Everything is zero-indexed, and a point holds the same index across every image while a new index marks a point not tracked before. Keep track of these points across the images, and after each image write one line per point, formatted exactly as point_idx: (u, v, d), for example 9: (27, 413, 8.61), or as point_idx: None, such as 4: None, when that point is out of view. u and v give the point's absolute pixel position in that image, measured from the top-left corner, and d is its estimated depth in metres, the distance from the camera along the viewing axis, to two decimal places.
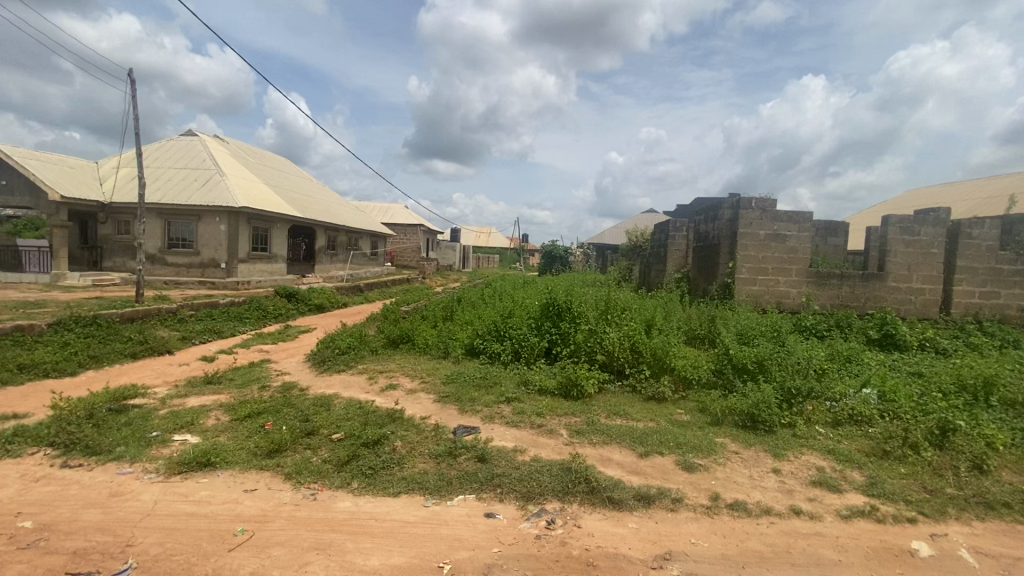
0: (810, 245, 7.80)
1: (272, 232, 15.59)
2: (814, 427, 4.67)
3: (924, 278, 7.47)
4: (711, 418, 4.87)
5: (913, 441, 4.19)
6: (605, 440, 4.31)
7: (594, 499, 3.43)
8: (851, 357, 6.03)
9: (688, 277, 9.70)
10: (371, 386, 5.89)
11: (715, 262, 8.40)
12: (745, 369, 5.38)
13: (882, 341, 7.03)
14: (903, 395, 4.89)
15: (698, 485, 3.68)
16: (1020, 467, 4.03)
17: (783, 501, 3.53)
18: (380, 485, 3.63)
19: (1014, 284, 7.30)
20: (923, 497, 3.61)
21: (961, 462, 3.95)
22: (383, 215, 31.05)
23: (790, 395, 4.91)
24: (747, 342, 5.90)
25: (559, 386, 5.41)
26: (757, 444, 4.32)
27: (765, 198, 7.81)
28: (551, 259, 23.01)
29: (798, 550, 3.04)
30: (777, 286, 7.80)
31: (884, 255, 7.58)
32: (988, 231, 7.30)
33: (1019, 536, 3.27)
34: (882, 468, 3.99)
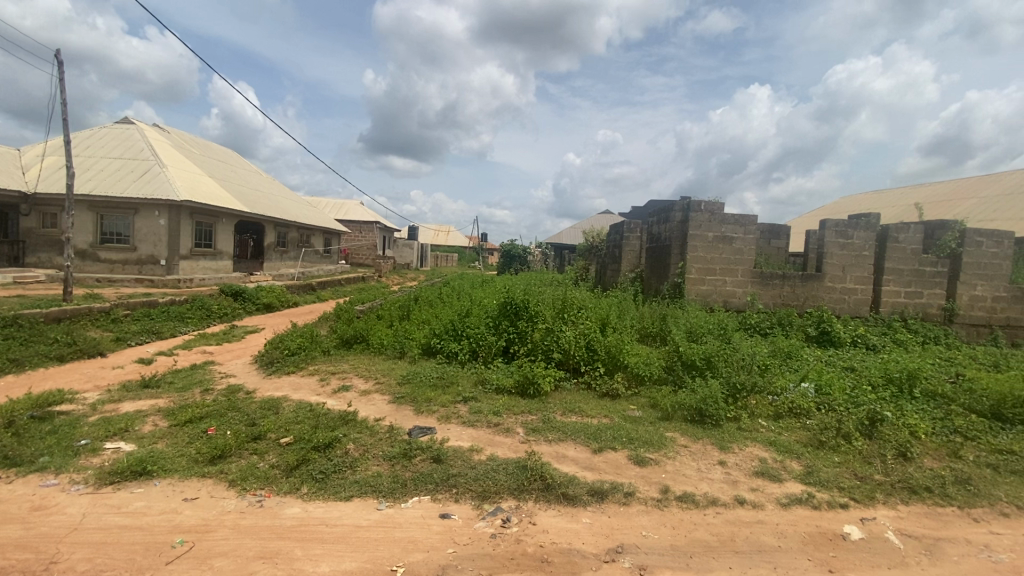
0: (754, 247, 8.17)
1: (217, 228, 14.86)
2: (758, 420, 4.90)
3: (857, 279, 7.98)
4: (661, 413, 5.02)
5: (846, 432, 4.47)
6: (561, 437, 4.36)
7: (549, 497, 3.46)
8: (791, 353, 6.37)
9: (642, 276, 9.95)
10: (323, 388, 5.71)
11: (667, 262, 8.67)
12: (694, 366, 5.58)
13: (819, 338, 7.51)
14: (837, 388, 5.21)
15: (649, 479, 3.78)
16: (939, 454, 4.38)
17: (728, 491, 3.69)
18: (332, 489, 3.53)
19: (935, 284, 7.91)
20: (855, 484, 3.86)
21: (888, 450, 4.25)
22: (337, 212, 30.21)
23: (735, 389, 5.13)
24: (696, 340, 6.12)
25: (515, 384, 5.43)
26: (704, 438, 4.50)
27: (713, 202, 8.10)
28: (510, 259, 23.07)
29: (742, 538, 3.18)
30: (724, 286, 8.13)
31: (822, 257, 8.05)
32: (912, 235, 7.87)
33: (937, 517, 3.55)
34: (818, 457, 4.24)
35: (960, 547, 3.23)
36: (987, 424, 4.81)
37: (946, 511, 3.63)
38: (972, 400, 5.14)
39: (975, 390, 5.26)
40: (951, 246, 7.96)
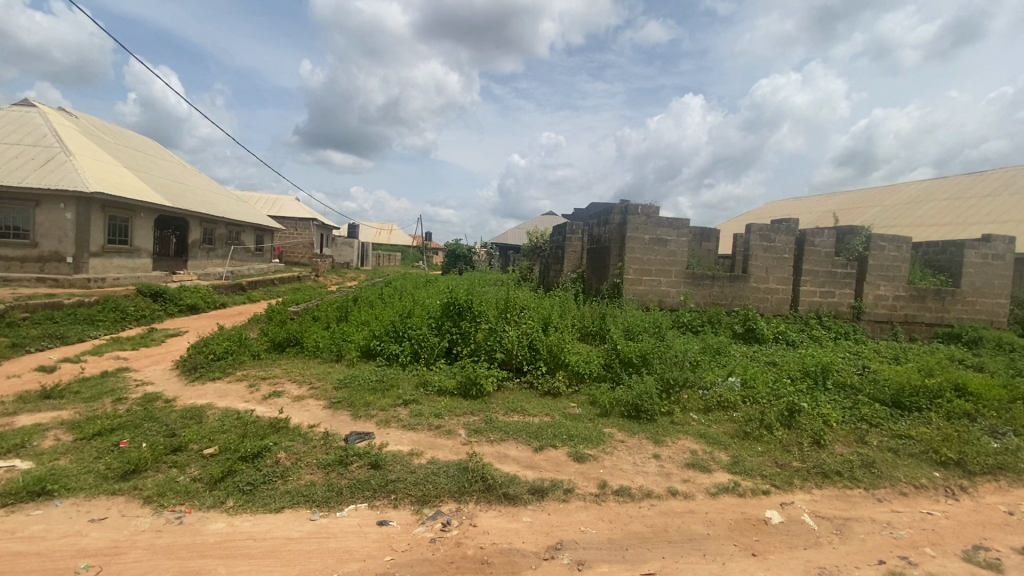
0: (687, 249, 8.57)
1: (134, 222, 13.71)
2: (689, 413, 5.14)
3: (778, 279, 8.55)
4: (600, 410, 5.15)
5: (768, 422, 4.78)
6: (502, 437, 4.37)
7: (490, 498, 3.45)
8: (720, 349, 6.74)
9: (583, 277, 10.17)
10: (252, 394, 5.40)
11: (606, 262, 8.92)
12: (631, 363, 5.76)
13: (745, 335, 8.00)
14: (761, 381, 5.55)
15: (588, 475, 3.87)
16: (848, 440, 4.78)
17: (662, 483, 3.84)
18: (260, 501, 3.35)
19: (845, 284, 8.63)
20: (775, 471, 4.13)
21: (804, 438, 4.59)
22: (271, 208, 28.74)
23: (669, 385, 5.36)
24: (633, 338, 6.34)
25: (457, 385, 5.38)
26: (640, 432, 4.66)
27: (649, 205, 8.41)
28: (455, 259, 22.85)
29: (674, 528, 3.32)
30: (660, 286, 8.46)
31: (748, 259, 8.56)
32: (826, 239, 8.55)
33: (846, 499, 3.88)
34: (743, 447, 4.50)
35: (865, 525, 3.54)
36: (889, 411, 5.30)
37: (854, 493, 3.96)
38: (876, 390, 5.65)
39: (878, 381, 5.79)
40: (859, 250, 8.72)
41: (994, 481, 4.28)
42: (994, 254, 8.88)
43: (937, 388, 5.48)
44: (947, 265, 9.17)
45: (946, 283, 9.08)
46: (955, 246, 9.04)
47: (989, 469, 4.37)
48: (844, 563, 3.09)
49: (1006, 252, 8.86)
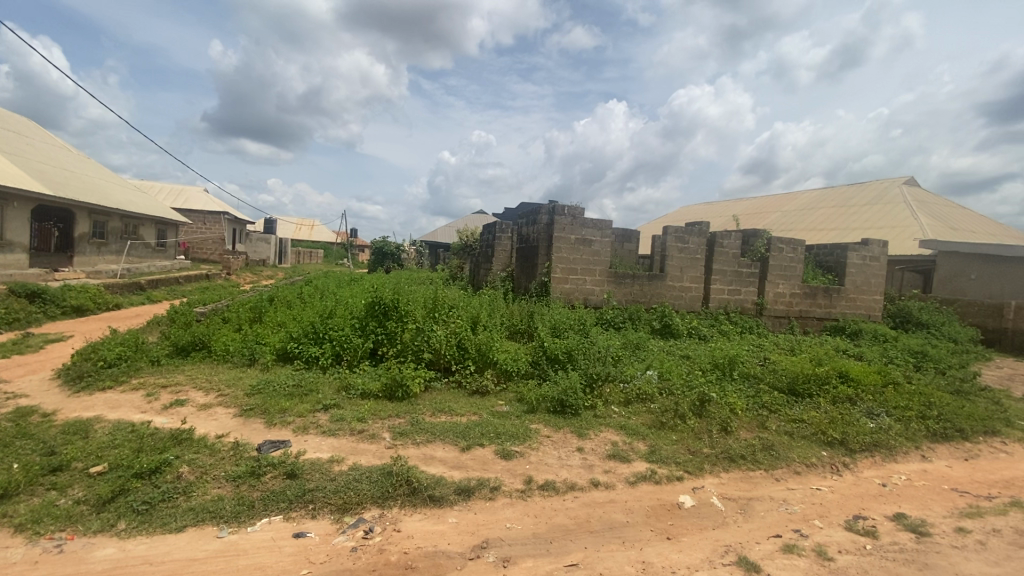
0: (610, 249, 8.90)
1: (5, 212, 12.02)
2: (611, 406, 5.35)
3: (692, 278, 9.13)
4: (527, 407, 5.22)
5: (682, 412, 5.10)
6: (429, 438, 4.30)
7: (415, 501, 3.39)
8: (639, 344, 7.08)
9: (513, 276, 10.23)
10: (150, 404, 4.92)
11: (534, 262, 9.07)
12: (557, 359, 5.88)
13: (662, 331, 8.50)
14: (676, 374, 5.89)
15: (514, 472, 3.91)
16: (751, 425, 5.20)
17: (585, 476, 3.97)
18: (158, 521, 3.06)
19: (750, 282, 9.39)
20: (688, 458, 4.41)
21: (713, 426, 4.95)
22: (175, 199, 26.35)
23: (592, 380, 5.55)
24: (559, 335, 6.49)
25: (382, 387, 5.23)
26: (564, 427, 4.78)
27: (574, 207, 8.63)
28: (383, 257, 22.21)
29: (596, 518, 3.44)
30: (585, 285, 8.73)
31: (665, 259, 9.06)
32: (733, 241, 9.25)
33: (750, 480, 4.22)
34: (660, 436, 4.77)
35: (766, 504, 3.87)
36: (786, 398, 5.85)
37: (756, 474, 4.33)
38: (775, 379, 6.20)
39: (777, 370, 6.36)
40: (761, 251, 9.52)
41: (870, 456, 4.86)
42: (872, 256, 10.04)
43: (825, 376, 6.12)
44: (834, 265, 10.25)
45: (833, 282, 10.15)
46: (840, 249, 10.12)
47: (867, 446, 4.94)
48: (747, 539, 3.36)
49: (881, 254, 10.05)
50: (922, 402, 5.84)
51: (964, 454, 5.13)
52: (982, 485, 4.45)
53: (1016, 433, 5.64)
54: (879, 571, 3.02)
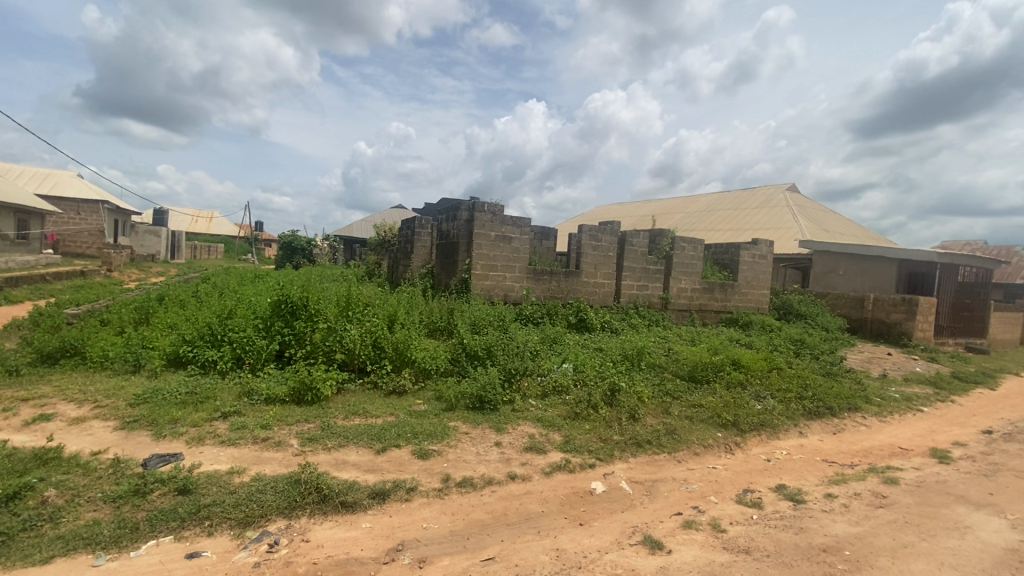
0: (529, 247, 9.04)
1: None
2: (528, 400, 5.47)
3: (605, 275, 9.56)
4: (445, 404, 5.17)
5: (594, 402, 5.33)
6: (341, 443, 4.13)
7: (326, 508, 3.24)
8: (556, 339, 7.29)
9: (433, 272, 10.08)
10: (6, 421, 4.27)
11: (454, 258, 9.03)
12: (476, 356, 5.89)
13: (577, 325, 8.85)
14: (590, 366, 6.14)
15: (431, 471, 3.87)
16: (657, 412, 5.57)
17: (502, 469, 4.02)
18: (18, 555, 2.67)
19: (656, 278, 10.03)
20: (600, 445, 4.63)
21: (623, 413, 5.23)
22: (40, 185, 22.97)
23: (510, 374, 5.64)
24: (478, 331, 6.49)
25: (290, 391, 4.94)
26: (483, 423, 4.81)
27: (494, 204, 8.68)
28: (293, 252, 20.93)
29: (513, 510, 3.51)
30: (504, 281, 8.80)
31: (580, 256, 9.41)
32: (642, 240, 9.81)
33: (655, 463, 4.53)
34: (574, 427, 4.95)
35: (669, 484, 4.17)
36: (687, 385, 6.33)
37: (661, 457, 4.65)
38: (677, 367, 6.70)
39: (679, 360, 6.86)
40: (666, 250, 10.19)
41: (757, 435, 5.39)
42: (760, 255, 11.11)
43: (720, 363, 6.72)
44: (729, 262, 11.21)
45: (728, 278, 11.12)
46: (734, 248, 11.09)
47: (755, 426, 5.48)
48: (652, 519, 3.59)
49: (767, 253, 11.15)
50: (800, 384, 6.59)
51: (832, 428, 5.86)
52: (846, 455, 5.11)
53: (872, 408, 6.54)
54: (763, 538, 3.36)
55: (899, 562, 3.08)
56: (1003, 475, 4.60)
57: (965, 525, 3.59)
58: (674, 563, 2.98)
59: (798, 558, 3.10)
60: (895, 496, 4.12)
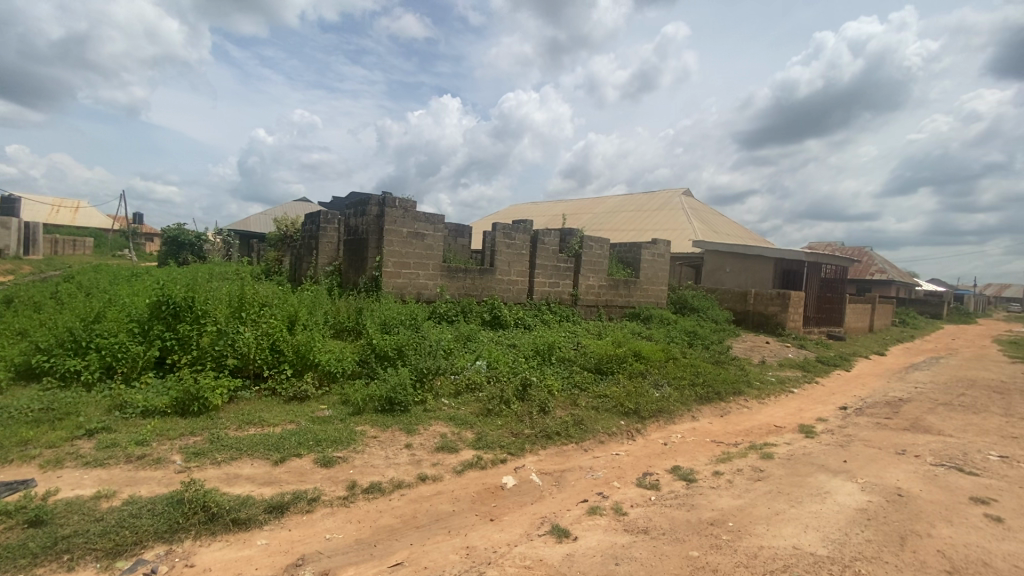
0: (442, 244, 8.93)
1: None
2: (441, 399, 5.41)
3: (518, 272, 9.72)
4: (352, 408, 4.95)
5: (507, 398, 5.41)
6: (233, 456, 3.81)
7: (214, 528, 2.97)
8: (470, 336, 7.28)
9: (340, 270, 9.62)
10: None
11: (363, 255, 8.66)
12: (386, 357, 5.69)
13: (491, 322, 8.92)
14: (503, 362, 6.20)
15: (336, 479, 3.70)
16: (566, 404, 5.77)
17: (412, 472, 3.94)
18: None
19: (566, 276, 10.38)
20: (512, 440, 4.71)
21: (534, 408, 5.36)
22: None
23: (422, 374, 5.53)
24: (388, 331, 6.28)
25: (172, 402, 4.46)
26: (392, 425, 4.68)
27: (406, 199, 8.46)
28: (179, 247, 18.97)
29: (423, 512, 3.46)
30: (417, 279, 8.61)
31: (494, 254, 9.47)
32: (553, 239, 10.12)
33: (563, 454, 4.69)
34: (486, 423, 4.98)
35: (576, 473, 4.34)
36: (594, 377, 6.64)
37: (569, 448, 4.82)
38: (585, 360, 7.00)
39: (587, 353, 7.18)
40: (576, 248, 10.58)
41: (656, 421, 5.78)
42: (659, 253, 11.93)
43: (624, 355, 7.11)
44: (632, 260, 11.87)
45: (631, 275, 11.78)
46: (637, 246, 11.77)
47: (654, 413, 5.87)
48: (560, 508, 3.72)
49: (666, 252, 11.99)
50: (693, 372, 7.18)
51: (720, 411, 6.45)
52: (730, 435, 5.64)
53: (753, 391, 7.29)
54: (660, 517, 3.61)
55: (773, 528, 3.46)
56: (854, 445, 5.34)
57: (826, 491, 4.11)
58: (579, 550, 3.10)
59: (689, 533, 3.37)
60: (770, 469, 4.62)
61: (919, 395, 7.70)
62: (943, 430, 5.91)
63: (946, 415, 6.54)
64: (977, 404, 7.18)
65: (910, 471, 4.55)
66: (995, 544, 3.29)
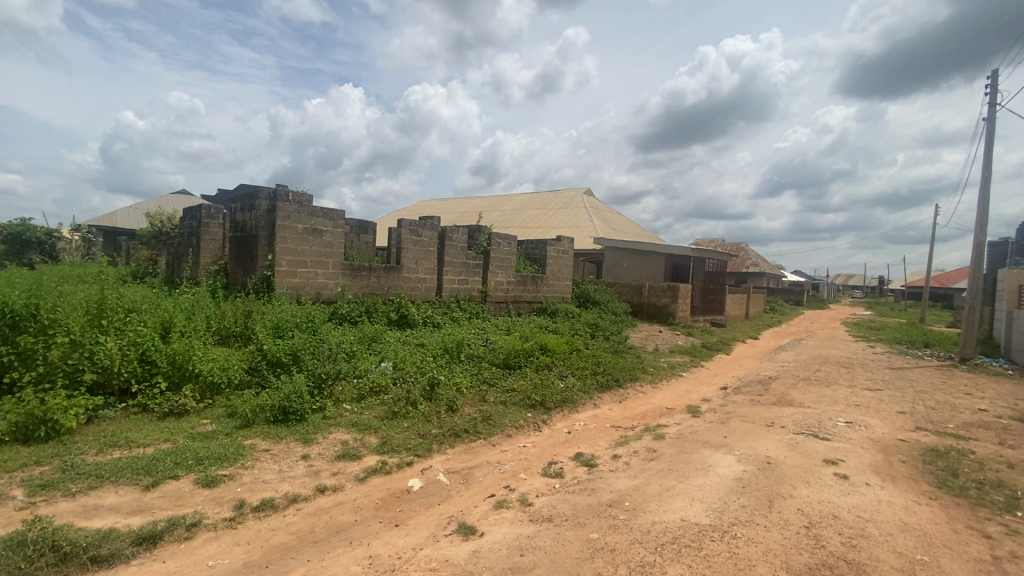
0: (343, 241, 8.51)
1: None
2: (342, 405, 5.17)
3: (425, 269, 9.55)
4: (240, 421, 4.56)
5: (413, 399, 5.30)
6: (92, 485, 3.34)
7: (66, 571, 2.58)
8: (375, 337, 7.01)
9: (226, 270, 8.81)
10: None
11: (252, 253, 7.98)
12: (279, 363, 5.29)
13: (398, 322, 8.68)
14: (409, 362, 6.05)
15: (220, 499, 3.39)
16: (474, 402, 5.78)
17: (309, 484, 3.71)
18: None
19: (475, 273, 10.40)
20: (418, 442, 4.62)
21: (441, 407, 5.31)
22: None
23: (320, 380, 5.22)
24: (282, 335, 5.85)
25: (9, 428, 3.80)
26: (287, 436, 4.38)
27: (300, 193, 7.94)
28: (23, 246, 16.07)
29: (321, 525, 3.29)
30: (316, 278, 8.13)
31: (400, 251, 9.22)
32: (461, 236, 10.08)
33: (471, 451, 4.70)
34: (392, 426, 4.84)
35: (484, 469, 4.38)
36: (501, 372, 6.73)
37: (477, 444, 4.85)
38: (493, 356, 7.07)
39: (496, 349, 7.25)
40: (484, 245, 10.63)
41: (561, 411, 6.00)
42: (563, 250, 12.37)
43: (530, 350, 7.30)
44: (538, 257, 12.18)
45: (537, 271, 12.09)
46: (542, 243, 12.09)
47: (558, 403, 6.09)
48: (466, 505, 3.73)
49: (570, 249, 12.47)
50: (594, 362, 7.55)
51: (619, 397, 6.85)
52: (628, 420, 6.01)
53: (648, 376, 7.85)
54: (563, 504, 3.75)
55: (664, 503, 3.75)
56: (732, 421, 5.94)
57: (709, 464, 4.52)
58: (485, 545, 3.13)
59: (589, 517, 3.53)
60: (662, 449, 5.00)
61: (784, 372, 8.77)
62: (803, 402, 6.79)
63: (805, 389, 7.52)
64: (828, 378, 8.34)
65: (777, 441, 5.16)
66: (842, 498, 3.83)
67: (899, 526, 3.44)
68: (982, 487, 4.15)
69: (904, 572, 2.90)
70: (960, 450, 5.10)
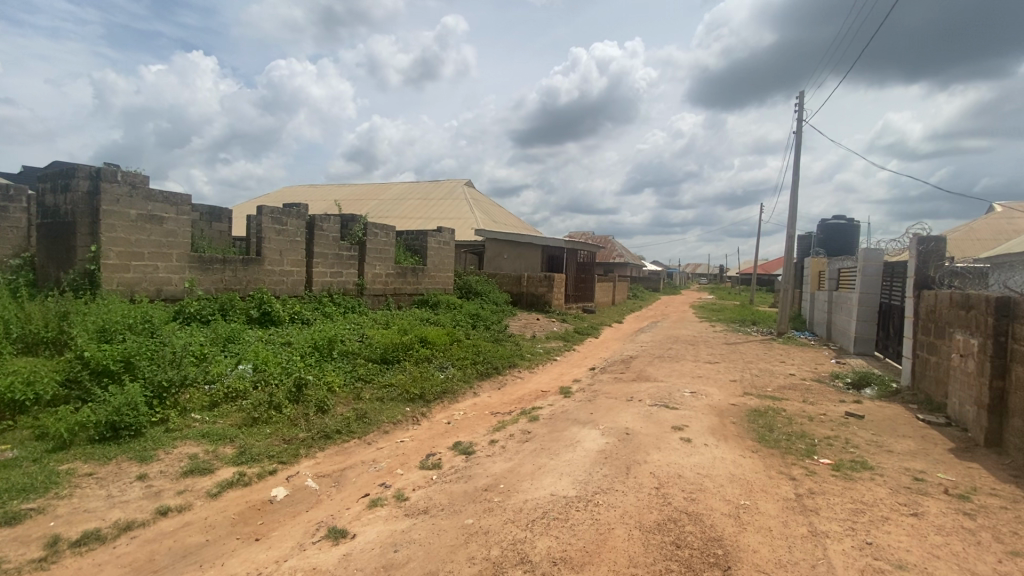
0: (190, 230, 7.53)
1: None
2: (189, 415, 4.61)
3: (292, 261, 8.85)
4: (52, 444, 3.84)
5: (277, 402, 4.91)
6: None
7: None
8: (231, 338, 6.33)
9: (33, 264, 7.31)
10: None
11: (67, 243, 6.70)
12: (106, 372, 4.51)
13: (260, 319, 7.94)
14: (273, 363, 5.57)
15: (26, 538, 2.84)
16: (347, 401, 5.52)
17: (148, 507, 3.27)
18: None
19: (349, 265, 9.90)
20: (283, 448, 4.31)
21: (310, 409, 5.00)
22: None
23: (162, 389, 4.58)
24: (109, 340, 5.00)
25: None
26: (118, 456, 3.80)
27: (133, 173, 6.85)
28: None
29: (163, 552, 2.92)
30: (156, 273, 7.11)
31: (261, 241, 8.42)
32: (332, 225, 9.51)
33: (344, 452, 4.50)
34: (251, 434, 4.44)
35: (357, 469, 4.21)
36: (377, 367, 6.51)
37: (350, 444, 4.66)
38: (369, 351, 6.80)
39: (371, 344, 6.98)
40: (359, 235, 10.14)
41: (440, 403, 5.99)
42: (444, 241, 12.29)
43: (409, 343, 7.15)
44: (418, 248, 11.98)
45: (417, 263, 11.88)
46: (422, 234, 11.89)
47: (437, 395, 6.07)
48: (338, 509, 3.57)
49: (450, 240, 12.42)
50: (474, 352, 7.66)
51: (498, 384, 7.06)
52: (506, 405, 6.23)
53: (525, 362, 8.19)
54: (439, 495, 3.77)
55: (535, 481, 3.96)
56: (598, 398, 6.46)
57: (576, 440, 4.86)
58: (357, 547, 3.03)
59: (465, 503, 3.60)
60: (535, 430, 5.26)
61: (644, 351, 9.74)
62: (658, 377, 7.62)
63: (660, 365, 8.43)
64: (678, 355, 9.45)
65: (636, 413, 5.74)
66: (685, 459, 4.38)
67: (728, 478, 4.03)
68: (790, 438, 5.04)
69: (731, 516, 3.40)
70: (775, 409, 6.12)
